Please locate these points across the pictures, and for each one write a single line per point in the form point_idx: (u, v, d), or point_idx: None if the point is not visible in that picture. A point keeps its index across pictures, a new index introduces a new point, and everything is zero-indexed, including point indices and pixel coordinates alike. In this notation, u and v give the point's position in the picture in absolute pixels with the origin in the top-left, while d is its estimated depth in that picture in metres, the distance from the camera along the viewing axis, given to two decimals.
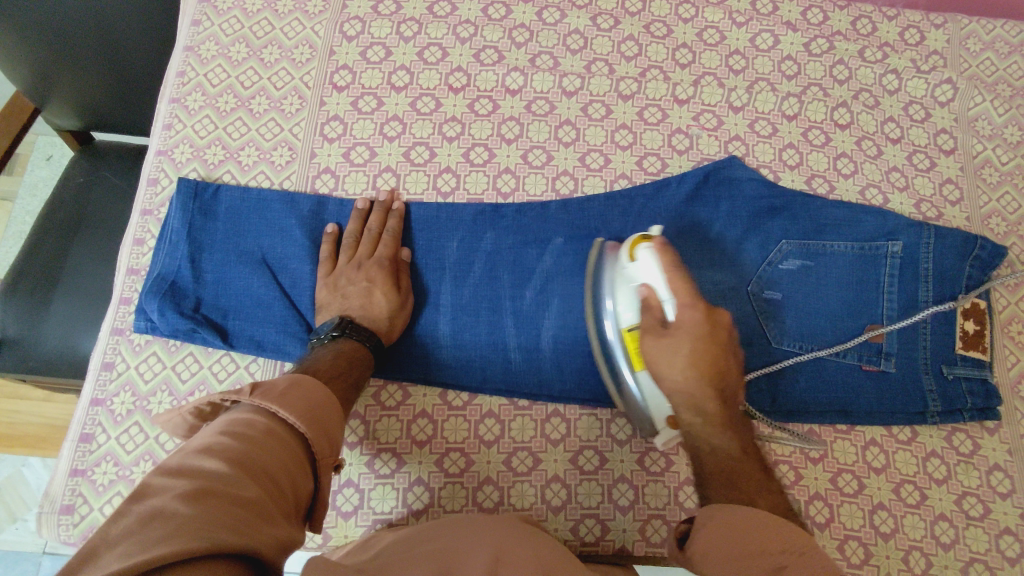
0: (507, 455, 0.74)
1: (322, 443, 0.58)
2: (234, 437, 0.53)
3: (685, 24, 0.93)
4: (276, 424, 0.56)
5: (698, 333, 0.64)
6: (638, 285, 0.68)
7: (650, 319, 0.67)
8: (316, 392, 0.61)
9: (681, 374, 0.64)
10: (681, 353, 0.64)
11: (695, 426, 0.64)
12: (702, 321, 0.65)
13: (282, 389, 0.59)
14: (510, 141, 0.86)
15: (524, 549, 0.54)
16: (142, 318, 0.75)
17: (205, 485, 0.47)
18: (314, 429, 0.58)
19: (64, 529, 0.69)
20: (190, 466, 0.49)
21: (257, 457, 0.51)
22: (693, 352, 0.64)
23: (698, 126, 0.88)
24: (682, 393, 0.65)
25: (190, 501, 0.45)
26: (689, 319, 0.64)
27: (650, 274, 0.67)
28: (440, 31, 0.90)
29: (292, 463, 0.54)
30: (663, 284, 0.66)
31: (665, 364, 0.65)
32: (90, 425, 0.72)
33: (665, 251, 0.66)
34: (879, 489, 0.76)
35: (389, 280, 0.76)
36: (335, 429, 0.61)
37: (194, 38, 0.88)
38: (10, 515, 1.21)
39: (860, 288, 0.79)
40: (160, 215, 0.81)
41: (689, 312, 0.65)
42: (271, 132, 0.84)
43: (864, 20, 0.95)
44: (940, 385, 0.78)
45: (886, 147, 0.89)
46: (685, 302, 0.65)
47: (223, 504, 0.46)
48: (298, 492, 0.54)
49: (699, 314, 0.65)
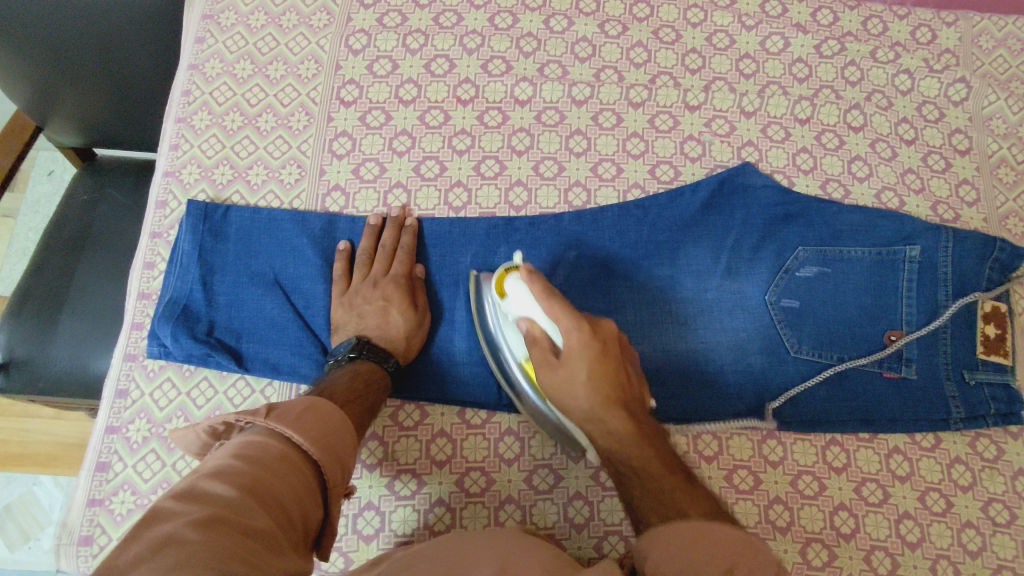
0: (527, 473, 0.73)
1: (334, 470, 0.57)
2: (247, 461, 0.52)
3: (694, 29, 0.92)
4: (290, 448, 0.55)
5: (585, 354, 0.63)
6: (518, 318, 0.67)
7: (540, 351, 0.66)
8: (330, 415, 0.59)
9: (584, 401, 0.63)
10: (578, 382, 0.63)
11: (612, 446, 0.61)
12: (590, 341, 0.63)
13: (298, 411, 0.58)
14: (521, 152, 0.85)
15: (529, 559, 0.53)
16: (155, 343, 0.74)
17: (216, 512, 0.46)
18: (327, 455, 0.56)
19: (83, 560, 0.68)
20: (200, 491, 0.48)
21: (269, 484, 0.50)
22: (589, 378, 0.63)
23: (710, 132, 0.87)
24: (591, 420, 0.63)
25: (200, 528, 0.44)
26: (572, 344, 0.63)
27: (527, 306, 0.66)
28: (447, 42, 0.88)
29: (303, 489, 0.53)
30: (540, 312, 0.65)
31: (570, 395, 0.64)
32: (105, 453, 0.72)
33: (532, 279, 0.65)
34: (904, 498, 0.75)
35: (405, 299, 0.75)
36: (348, 456, 0.60)
37: (198, 56, 0.87)
38: (24, 535, 1.20)
39: (878, 293, 0.78)
40: (169, 237, 0.80)
41: (574, 337, 0.63)
42: (279, 150, 0.83)
43: (874, 20, 0.94)
44: (962, 391, 0.77)
45: (901, 149, 0.88)
46: (563, 326, 0.63)
47: (232, 534, 0.45)
48: (306, 521, 0.53)
49: (583, 334, 0.63)
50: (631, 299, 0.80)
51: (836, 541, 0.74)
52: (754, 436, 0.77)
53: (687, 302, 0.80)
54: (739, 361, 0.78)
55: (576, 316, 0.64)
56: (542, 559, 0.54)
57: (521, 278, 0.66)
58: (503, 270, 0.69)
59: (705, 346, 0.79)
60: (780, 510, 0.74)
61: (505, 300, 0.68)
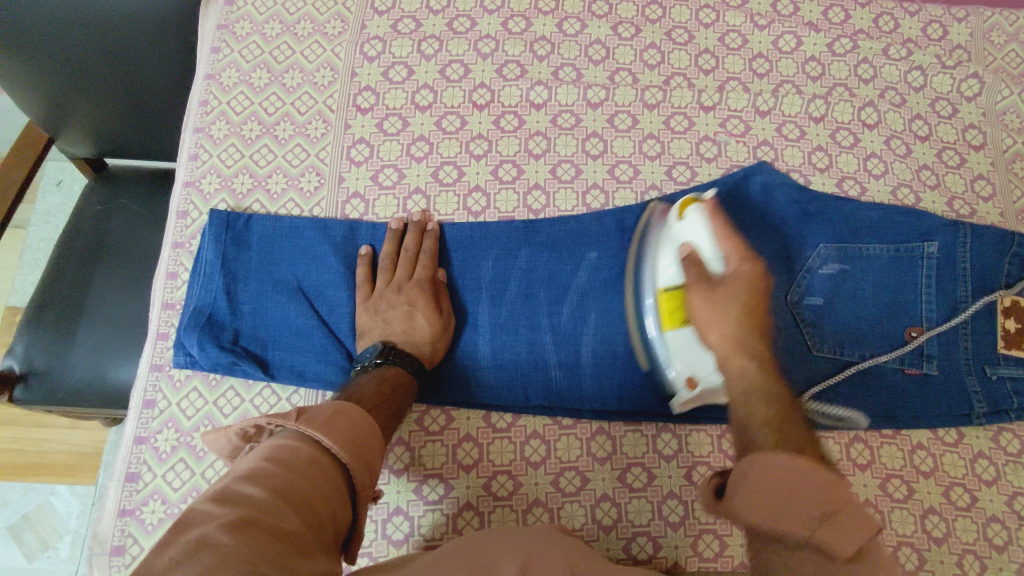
0: (554, 475, 0.74)
1: (362, 473, 0.57)
2: (278, 463, 0.52)
3: (706, 29, 0.92)
4: (320, 451, 0.55)
5: (756, 281, 0.63)
6: (683, 241, 0.69)
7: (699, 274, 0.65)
8: (359, 418, 0.59)
9: (735, 323, 0.62)
10: (734, 303, 0.62)
11: (749, 369, 0.60)
12: (757, 277, 0.64)
13: (327, 414, 0.58)
14: (538, 156, 0.85)
15: (559, 561, 0.53)
16: (181, 353, 0.75)
17: (247, 515, 0.47)
18: (356, 459, 0.57)
19: (115, 571, 0.68)
20: (233, 494, 0.49)
21: (299, 486, 0.51)
22: (749, 302, 0.62)
23: (725, 132, 0.88)
24: (731, 342, 0.61)
25: (232, 531, 0.45)
26: (743, 269, 0.63)
27: (698, 231, 0.68)
28: (461, 47, 0.89)
29: (333, 492, 0.54)
30: (711, 240, 0.67)
31: (717, 315, 0.63)
32: (134, 464, 0.72)
33: (715, 210, 0.68)
34: (929, 493, 0.75)
35: (430, 303, 0.75)
36: (376, 458, 0.60)
37: (214, 66, 0.87)
38: (43, 543, 1.21)
39: (898, 289, 0.78)
40: (191, 247, 0.80)
41: (745, 268, 0.64)
42: (298, 157, 0.84)
43: (886, 17, 0.94)
44: (984, 386, 0.77)
45: (915, 145, 0.88)
46: (739, 252, 0.64)
47: (263, 538, 0.46)
48: (336, 522, 0.53)
49: (755, 266, 0.64)
50: None
51: None
52: None
53: None
54: None
55: (748, 252, 0.65)
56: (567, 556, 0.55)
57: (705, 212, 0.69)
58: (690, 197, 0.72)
59: None
60: None
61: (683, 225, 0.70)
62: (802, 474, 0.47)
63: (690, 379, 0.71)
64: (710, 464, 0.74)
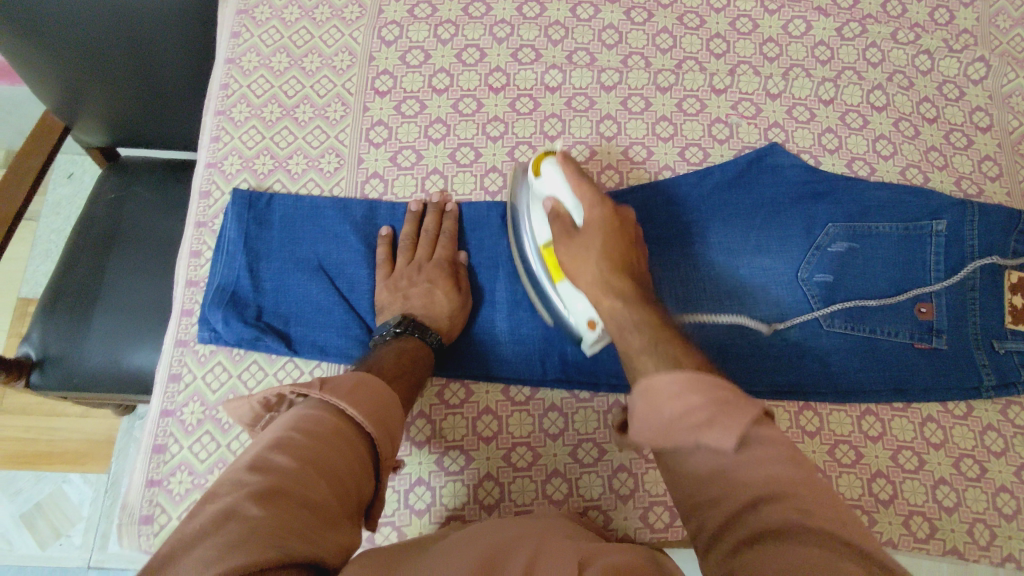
0: (572, 447, 0.75)
1: (385, 444, 0.57)
2: (304, 433, 0.52)
3: (717, 14, 0.94)
4: (345, 422, 0.55)
5: (608, 224, 0.69)
6: (546, 197, 0.72)
7: (559, 226, 0.70)
8: (381, 391, 0.59)
9: (595, 268, 0.67)
10: (593, 249, 0.68)
11: (617, 306, 0.64)
12: (607, 216, 0.69)
13: (351, 385, 0.58)
14: (553, 138, 0.87)
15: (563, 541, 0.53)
16: (205, 328, 0.76)
17: (275, 485, 0.47)
18: (379, 431, 0.56)
19: (145, 539, 0.70)
20: (260, 463, 0.48)
21: (329, 457, 0.51)
22: (604, 243, 0.68)
23: (737, 114, 0.89)
24: (598, 283, 0.66)
25: (261, 503, 0.45)
26: (594, 214, 0.69)
27: (556, 185, 0.71)
28: (476, 32, 0.90)
29: (358, 463, 0.53)
30: (568, 192, 0.70)
31: (581, 260, 0.68)
32: (161, 436, 0.73)
33: (567, 162, 0.71)
34: (939, 464, 0.77)
35: (449, 280, 0.77)
36: (396, 429, 0.60)
37: (235, 50, 0.88)
38: (55, 532, 1.22)
39: (906, 266, 0.80)
40: (214, 226, 0.82)
41: (597, 211, 0.69)
42: (318, 139, 0.85)
43: (893, 2, 0.96)
44: (992, 359, 0.79)
45: (924, 127, 0.90)
46: (589, 200, 0.69)
47: (292, 509, 0.45)
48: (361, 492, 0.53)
49: (606, 210, 0.69)
50: (665, 276, 0.82)
51: (875, 507, 0.76)
52: (791, 407, 0.79)
53: (720, 278, 0.82)
54: (773, 335, 0.80)
55: (599, 196, 0.70)
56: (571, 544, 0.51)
57: (555, 162, 0.71)
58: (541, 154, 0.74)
59: (739, 319, 0.81)
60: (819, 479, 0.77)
61: (537, 180, 0.73)
62: (686, 383, 0.49)
63: (589, 321, 0.70)
64: None
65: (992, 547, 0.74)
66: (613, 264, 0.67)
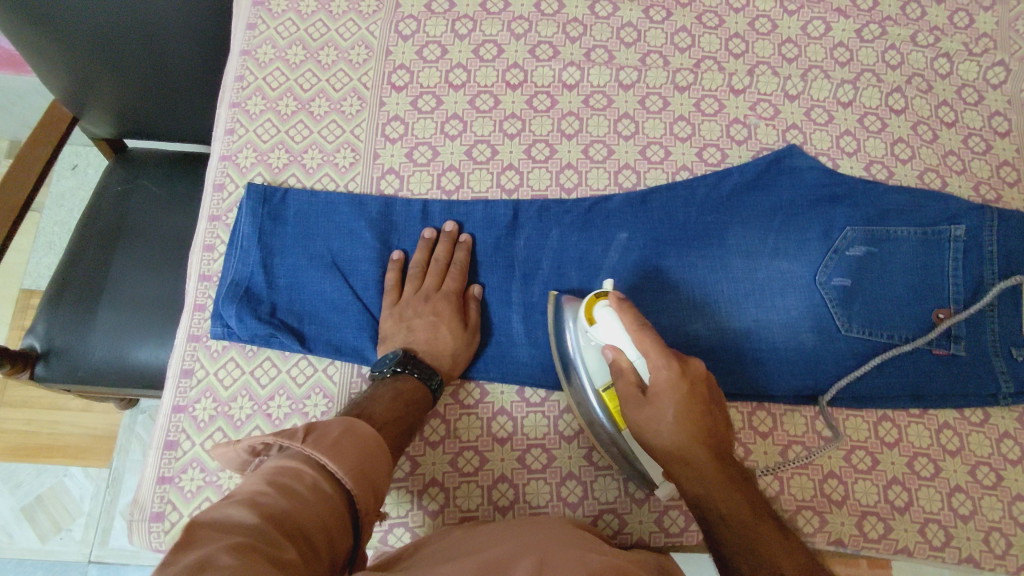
0: (587, 450, 0.74)
1: (368, 500, 0.53)
2: (280, 489, 0.48)
3: (736, 14, 0.93)
4: (324, 477, 0.51)
5: (676, 385, 0.62)
6: (603, 345, 0.67)
7: (626, 383, 0.65)
8: (368, 445, 0.55)
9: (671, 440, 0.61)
10: (664, 417, 0.62)
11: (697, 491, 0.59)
12: (678, 379, 0.62)
13: (336, 436, 0.54)
14: (570, 136, 0.86)
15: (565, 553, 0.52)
16: (219, 324, 0.75)
17: (250, 537, 0.42)
18: (362, 487, 0.53)
19: (156, 536, 0.69)
20: (233, 520, 0.44)
21: (303, 513, 0.47)
22: (677, 411, 0.61)
23: (755, 115, 0.88)
24: (676, 458, 0.61)
25: (236, 552, 0.40)
26: (662, 376, 0.62)
27: (615, 334, 0.66)
28: (494, 28, 0.89)
29: (333, 520, 0.49)
30: (629, 343, 0.65)
31: (654, 431, 0.63)
32: (173, 432, 0.72)
33: (622, 310, 0.65)
34: (955, 471, 0.77)
35: (455, 318, 0.75)
36: (382, 486, 0.55)
37: (251, 42, 0.87)
38: (55, 526, 1.21)
39: (925, 272, 0.79)
40: (228, 221, 0.81)
41: (663, 373, 0.62)
42: (333, 134, 0.84)
43: (913, 4, 0.95)
44: (1011, 367, 0.78)
45: (942, 131, 0.89)
46: (654, 361, 0.63)
47: (264, 564, 0.41)
48: (334, 550, 0.48)
49: (673, 369, 0.62)
50: (683, 278, 0.82)
51: (890, 514, 0.75)
52: (807, 412, 0.79)
53: (738, 281, 0.81)
54: (790, 339, 0.79)
55: (664, 350, 0.63)
56: (581, 557, 0.51)
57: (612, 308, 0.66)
58: (594, 296, 0.69)
59: (755, 323, 0.80)
60: (834, 484, 0.76)
61: (591, 326, 0.68)
62: None
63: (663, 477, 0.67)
64: (741, 440, 0.78)
65: (1008, 555, 0.74)
66: (687, 437, 0.61)
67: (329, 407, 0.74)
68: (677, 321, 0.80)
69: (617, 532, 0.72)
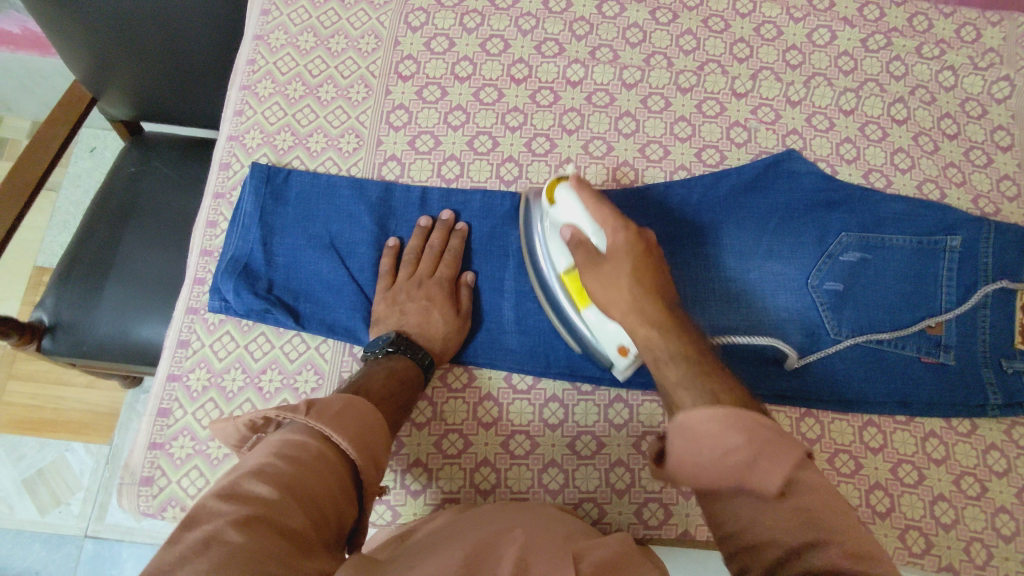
0: (570, 439, 0.75)
1: (371, 469, 0.53)
2: (286, 460, 0.49)
3: (743, 19, 0.94)
4: (329, 448, 0.51)
5: (631, 247, 0.66)
6: (563, 225, 0.71)
7: (582, 252, 0.68)
8: (370, 415, 0.56)
9: (628, 294, 0.64)
10: (622, 273, 0.65)
11: (653, 333, 0.62)
12: (632, 241, 0.67)
13: (338, 408, 0.54)
14: (571, 131, 0.87)
15: (547, 529, 0.55)
16: (216, 298, 0.77)
17: (254, 514, 0.43)
18: (365, 457, 0.53)
19: (143, 500, 0.71)
20: (238, 493, 0.45)
21: (307, 483, 0.47)
22: (634, 267, 0.65)
23: (756, 119, 0.89)
24: (630, 310, 0.64)
25: (241, 529, 0.42)
26: (619, 239, 0.67)
27: (575, 209, 0.69)
28: (502, 23, 0.91)
29: (339, 490, 0.50)
30: (586, 217, 0.69)
31: (611, 287, 0.65)
32: (167, 400, 0.74)
33: (580, 186, 0.70)
34: (938, 480, 0.77)
35: (447, 301, 0.76)
36: (382, 451, 0.56)
37: (263, 27, 0.90)
38: (55, 499, 1.23)
39: (918, 279, 0.79)
40: (232, 198, 0.83)
41: (620, 236, 0.67)
42: (339, 119, 0.86)
43: (919, 17, 0.96)
44: (1000, 379, 0.78)
45: (943, 143, 0.89)
46: (612, 225, 0.68)
47: (267, 539, 0.42)
48: (341, 520, 0.50)
49: (629, 233, 0.67)
50: (676, 275, 0.82)
51: (872, 518, 0.75)
52: (793, 413, 0.79)
53: (730, 280, 0.82)
54: (780, 339, 0.79)
55: (621, 221, 0.68)
56: (562, 533, 0.55)
57: (569, 188, 0.70)
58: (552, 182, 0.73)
59: (748, 323, 0.80)
60: None
61: (552, 208, 0.72)
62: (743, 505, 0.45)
63: (621, 347, 0.69)
64: None
65: (988, 566, 0.74)
66: (646, 296, 0.64)
67: (319, 383, 0.75)
68: None
69: (596, 521, 0.73)
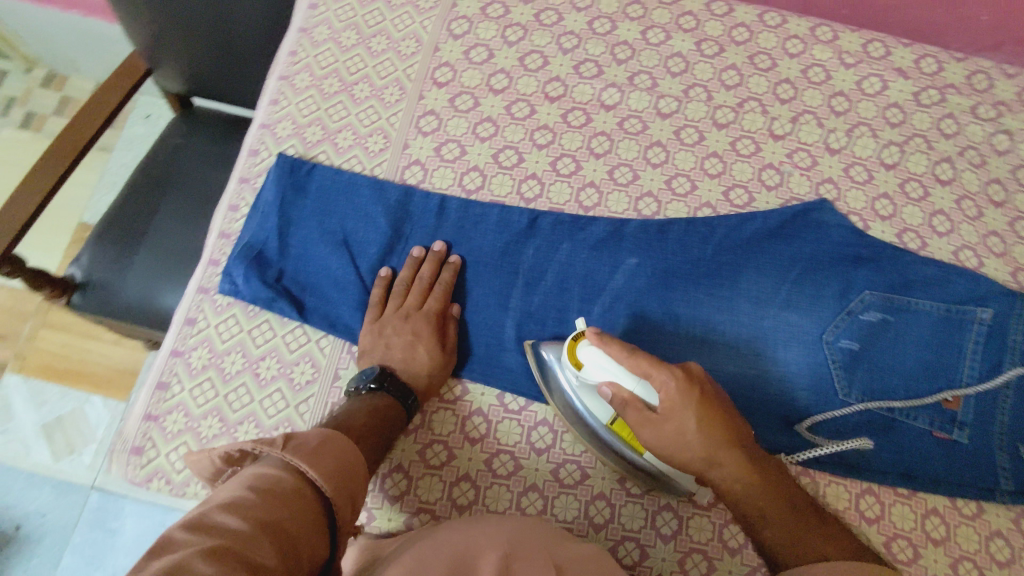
0: (555, 466, 0.74)
1: (346, 508, 0.53)
2: (260, 493, 0.49)
3: (791, 59, 0.92)
4: (303, 484, 0.52)
5: (687, 391, 0.61)
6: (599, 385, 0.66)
7: (634, 410, 0.64)
8: (346, 453, 0.57)
9: (704, 451, 0.61)
10: (688, 430, 0.61)
11: (750, 493, 0.62)
12: (686, 392, 0.61)
13: (315, 445, 0.55)
14: (599, 155, 0.86)
15: (535, 541, 0.55)
16: (227, 280, 0.79)
17: (224, 546, 0.43)
18: (340, 493, 0.54)
19: (132, 468, 0.73)
20: (209, 525, 0.45)
21: (279, 517, 0.47)
22: (701, 419, 0.61)
23: (791, 163, 0.87)
24: (707, 463, 0.62)
25: (210, 559, 0.41)
26: (669, 398, 0.61)
27: (606, 371, 0.65)
28: (544, 39, 0.91)
29: (312, 525, 0.50)
30: (624, 373, 0.64)
31: (682, 446, 0.62)
32: (167, 374, 0.76)
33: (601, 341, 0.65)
34: (935, 562, 0.72)
35: (434, 335, 0.76)
36: (357, 492, 0.56)
37: (309, 20, 0.92)
38: (69, 447, 1.27)
39: (941, 349, 0.75)
40: (255, 184, 0.85)
41: (669, 390, 0.61)
42: (369, 118, 0.87)
43: (979, 75, 0.92)
44: (1015, 465, 0.74)
45: (987, 209, 0.85)
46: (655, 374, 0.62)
47: (236, 567, 0.41)
48: (313, 556, 0.49)
49: (678, 379, 0.61)
50: (686, 313, 0.80)
51: None
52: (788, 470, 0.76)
53: (742, 326, 0.79)
54: (784, 393, 0.77)
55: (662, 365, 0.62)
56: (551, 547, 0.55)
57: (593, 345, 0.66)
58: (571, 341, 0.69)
59: (754, 372, 0.78)
60: None
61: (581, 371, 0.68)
62: None
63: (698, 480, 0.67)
64: None
65: None
66: (723, 449, 0.61)
67: (314, 377, 0.76)
68: (671, 355, 0.78)
69: None
